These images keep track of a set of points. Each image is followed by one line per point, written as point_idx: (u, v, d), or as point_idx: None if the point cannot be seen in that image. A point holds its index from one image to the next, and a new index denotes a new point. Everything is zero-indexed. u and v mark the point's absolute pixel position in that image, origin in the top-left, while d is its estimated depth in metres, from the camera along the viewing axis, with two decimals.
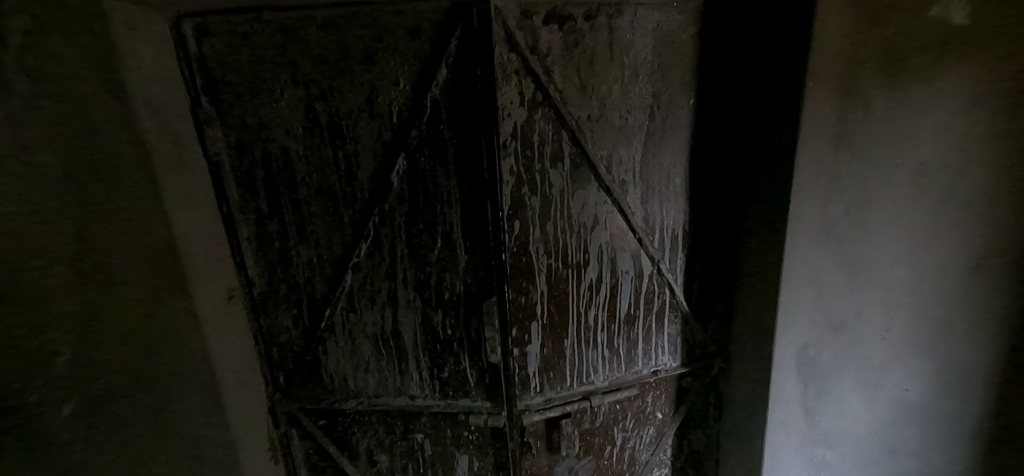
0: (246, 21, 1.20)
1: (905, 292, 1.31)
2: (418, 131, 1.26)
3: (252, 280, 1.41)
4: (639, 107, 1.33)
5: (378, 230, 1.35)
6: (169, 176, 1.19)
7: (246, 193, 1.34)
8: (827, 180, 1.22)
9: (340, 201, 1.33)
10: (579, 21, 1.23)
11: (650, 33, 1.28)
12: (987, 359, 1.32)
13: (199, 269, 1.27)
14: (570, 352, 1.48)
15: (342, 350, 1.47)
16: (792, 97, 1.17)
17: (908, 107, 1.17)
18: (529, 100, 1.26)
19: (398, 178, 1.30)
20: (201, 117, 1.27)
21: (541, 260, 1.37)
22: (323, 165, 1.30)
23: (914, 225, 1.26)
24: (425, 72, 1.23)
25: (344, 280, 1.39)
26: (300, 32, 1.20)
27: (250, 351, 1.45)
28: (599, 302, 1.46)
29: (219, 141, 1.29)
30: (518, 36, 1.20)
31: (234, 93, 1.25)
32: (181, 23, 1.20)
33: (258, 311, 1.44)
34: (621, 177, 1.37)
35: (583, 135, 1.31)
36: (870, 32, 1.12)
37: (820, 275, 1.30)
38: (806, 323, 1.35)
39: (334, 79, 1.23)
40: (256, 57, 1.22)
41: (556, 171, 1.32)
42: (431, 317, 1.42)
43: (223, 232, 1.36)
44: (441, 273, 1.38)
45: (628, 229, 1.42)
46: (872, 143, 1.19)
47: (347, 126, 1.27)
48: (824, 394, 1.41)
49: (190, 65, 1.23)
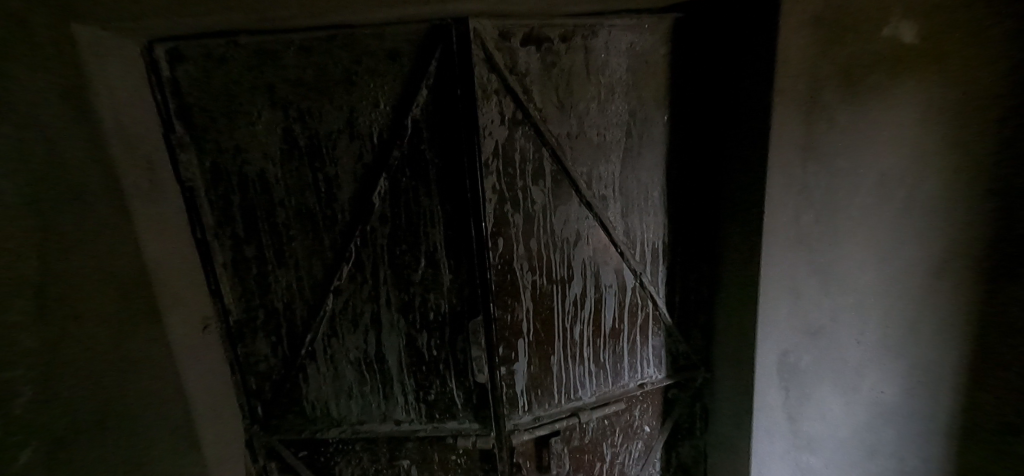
0: (221, 44, 1.18)
1: (876, 296, 1.36)
2: (399, 151, 1.26)
3: (228, 307, 1.36)
4: (616, 124, 1.36)
5: (360, 252, 1.33)
6: (143, 205, 1.16)
7: (221, 218, 1.30)
8: (798, 190, 1.26)
9: (320, 224, 1.31)
10: (556, 42, 1.27)
11: (624, 53, 1.32)
12: (954, 357, 1.38)
13: (173, 298, 1.23)
14: (557, 369, 1.48)
15: (324, 377, 1.43)
16: (761, 112, 1.22)
17: (870, 120, 1.23)
18: (509, 119, 1.27)
19: (380, 199, 1.29)
20: (174, 141, 1.23)
21: (525, 276, 1.37)
22: (302, 188, 1.28)
23: (881, 232, 1.31)
24: (406, 93, 1.23)
25: (326, 305, 1.36)
26: (278, 55, 1.19)
27: (226, 383, 1.39)
28: (585, 317, 1.47)
29: (192, 166, 1.25)
30: (497, 57, 1.23)
31: (209, 118, 1.23)
32: (153, 48, 1.17)
33: (234, 340, 1.39)
34: (601, 193, 1.39)
35: (563, 153, 1.33)
36: (833, 50, 1.17)
37: (796, 283, 1.34)
38: (786, 330, 1.38)
39: (313, 101, 1.23)
40: (233, 81, 1.21)
41: (538, 188, 1.34)
42: (416, 339, 1.40)
43: (198, 260, 1.31)
44: (426, 293, 1.36)
45: (610, 244, 1.44)
46: (839, 154, 1.25)
47: (327, 148, 1.26)
48: (806, 400, 1.44)
49: (162, 89, 1.20)
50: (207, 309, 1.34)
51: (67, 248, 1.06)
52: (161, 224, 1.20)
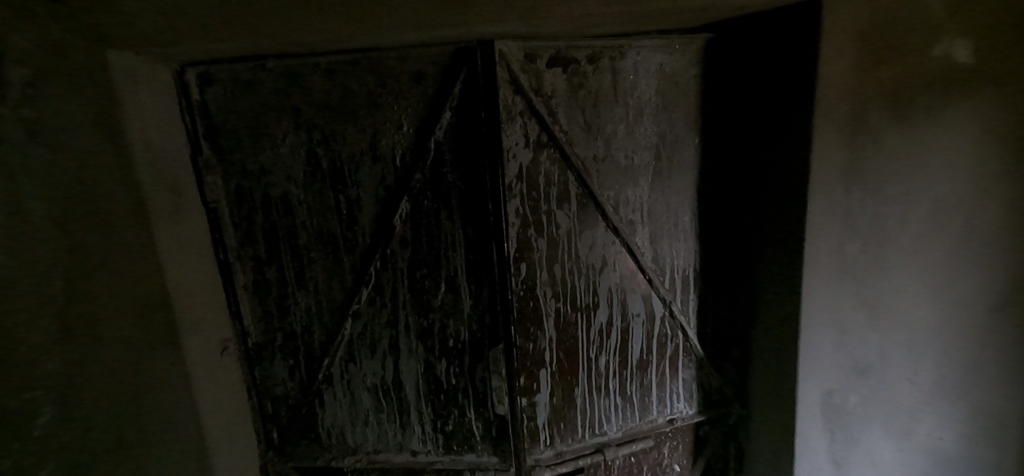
0: (249, 69, 1.19)
1: (929, 333, 1.26)
2: (422, 174, 1.24)
3: (247, 329, 1.34)
4: (645, 147, 1.31)
5: (380, 275, 1.31)
6: (165, 225, 1.12)
7: (244, 240, 1.29)
8: (842, 217, 1.18)
9: (341, 247, 1.30)
10: (583, 63, 1.24)
11: (653, 74, 1.28)
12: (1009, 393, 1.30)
13: (193, 320, 1.19)
14: (581, 402, 1.41)
15: (340, 403, 1.39)
16: (800, 135, 1.15)
17: (920, 144, 1.15)
18: (534, 142, 1.24)
19: (401, 221, 1.27)
20: (201, 163, 1.23)
21: (549, 303, 1.32)
22: (324, 210, 1.28)
23: (934, 263, 1.22)
24: (429, 115, 1.22)
25: (344, 329, 1.34)
26: (303, 79, 1.20)
27: (243, 407, 1.36)
28: (610, 347, 1.40)
29: (217, 188, 1.26)
30: (522, 78, 1.20)
31: (236, 140, 1.24)
32: (185, 72, 1.19)
33: (252, 363, 1.37)
34: (629, 217, 1.34)
35: (590, 176, 1.29)
36: (880, 71, 1.10)
37: (841, 317, 1.24)
38: (831, 368, 1.28)
39: (337, 123, 1.22)
40: (259, 104, 1.21)
41: (563, 211, 1.29)
42: (434, 366, 1.35)
43: (220, 281, 1.30)
44: (445, 319, 1.32)
45: (638, 270, 1.37)
46: (886, 180, 1.16)
47: (350, 170, 1.25)
48: (853, 444, 1.32)
49: (192, 113, 1.22)
50: (227, 331, 1.32)
51: (92, 269, 1.05)
52: (183, 245, 1.17)
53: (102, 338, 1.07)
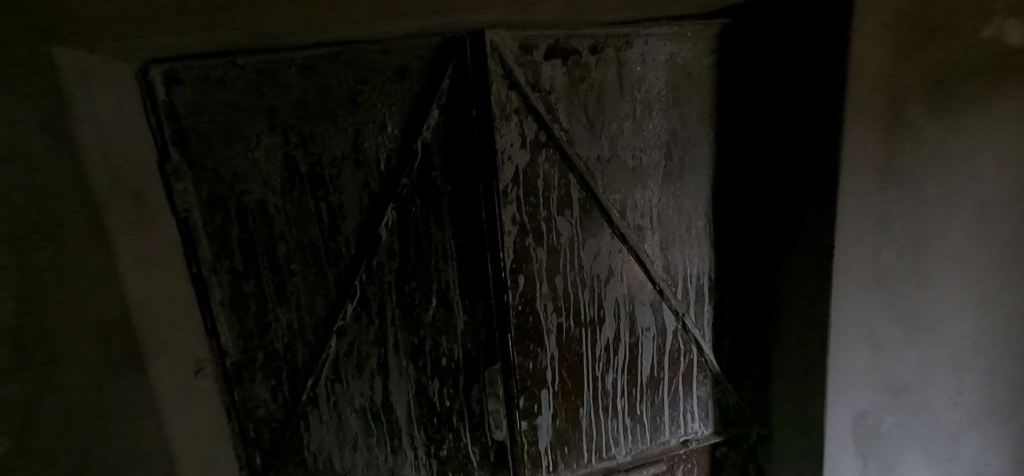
0: (218, 65, 1.08)
1: (972, 349, 1.15)
2: (408, 178, 1.13)
3: (225, 348, 1.23)
4: (654, 146, 1.20)
5: (366, 289, 1.20)
6: (125, 239, 1.02)
7: (219, 251, 1.18)
8: (876, 221, 1.05)
9: (323, 258, 1.19)
10: (585, 54, 1.12)
11: (663, 65, 1.16)
12: None
13: (161, 343, 1.08)
14: (586, 424, 1.30)
15: (326, 426, 1.29)
16: (826, 130, 1.02)
17: (964, 139, 1.03)
18: (531, 142, 1.13)
19: (387, 231, 1.16)
20: (168, 170, 1.12)
21: (550, 319, 1.21)
22: (304, 219, 1.17)
23: (977, 272, 1.11)
24: (415, 114, 1.11)
25: (328, 347, 1.24)
26: (277, 76, 1.09)
27: (222, 432, 1.25)
28: (618, 365, 1.28)
29: (189, 195, 1.14)
30: (517, 72, 1.09)
31: (207, 144, 1.12)
32: (148, 70, 1.07)
33: (231, 384, 1.25)
34: (637, 222, 1.22)
35: (594, 179, 1.17)
36: (922, 56, 0.98)
37: (876, 333, 1.12)
38: (864, 388, 1.15)
39: (315, 124, 1.11)
40: (232, 105, 1.11)
41: (564, 218, 1.18)
42: (426, 387, 1.24)
43: (193, 296, 1.19)
44: (437, 337, 1.21)
45: (648, 280, 1.26)
46: (926, 180, 1.04)
47: (331, 175, 1.14)
48: (888, 471, 1.20)
49: (157, 115, 1.10)
50: (202, 350, 1.20)
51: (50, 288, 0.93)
52: (146, 259, 1.06)
53: (60, 362, 0.95)
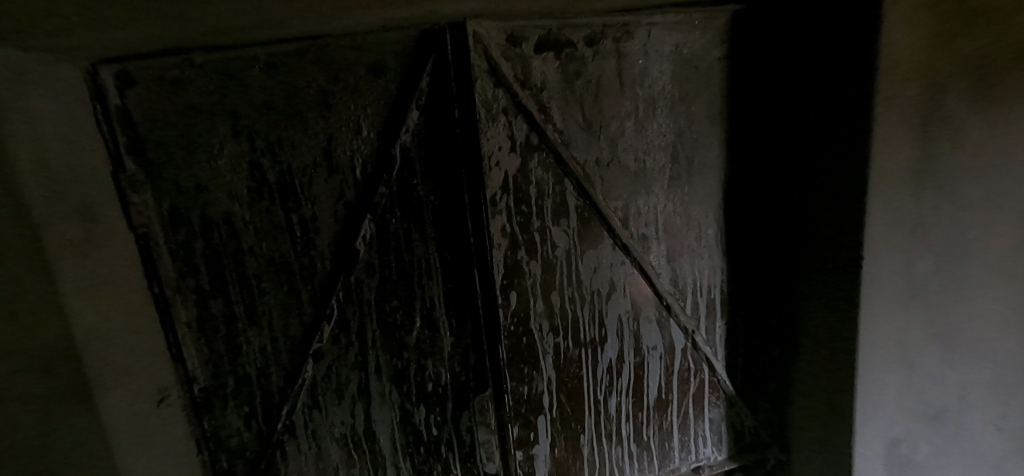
0: (174, 65, 0.98)
1: (1013, 367, 1.05)
2: (386, 187, 1.02)
3: (193, 374, 1.13)
4: (658, 147, 1.09)
5: (343, 308, 1.09)
6: (68, 259, 0.91)
7: (184, 269, 1.07)
8: (909, 229, 0.93)
9: (297, 275, 1.09)
10: (580, 47, 1.01)
11: (667, 58, 1.05)
12: None
13: (112, 373, 0.98)
14: (588, 452, 1.20)
15: (305, 457, 1.19)
16: (853, 128, 0.90)
17: (1008, 135, 0.92)
18: (522, 145, 1.02)
19: (364, 245, 1.05)
20: (124, 181, 1.01)
21: (545, 339, 1.11)
22: (274, 233, 1.06)
23: (1018, 283, 1.01)
24: (393, 117, 1.00)
25: (304, 371, 1.13)
26: (240, 76, 0.98)
27: (191, 466, 1.15)
28: (622, 387, 1.18)
29: (148, 208, 1.03)
30: (504, 67, 0.98)
31: (165, 152, 1.01)
32: (98, 71, 0.97)
33: (200, 413, 1.15)
34: (640, 231, 1.12)
35: (592, 185, 1.07)
36: (964, 41, 0.86)
37: (911, 353, 1.00)
38: (898, 414, 1.04)
39: (283, 129, 1.00)
40: (190, 108, 0.99)
41: (560, 228, 1.07)
42: (412, 415, 1.14)
43: (157, 320, 1.08)
44: (422, 360, 1.11)
45: (653, 295, 1.15)
46: (966, 182, 0.93)
47: (302, 185, 1.03)
48: None
49: (110, 121, 0.99)
50: (166, 377, 1.10)
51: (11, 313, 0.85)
52: (95, 282, 0.96)
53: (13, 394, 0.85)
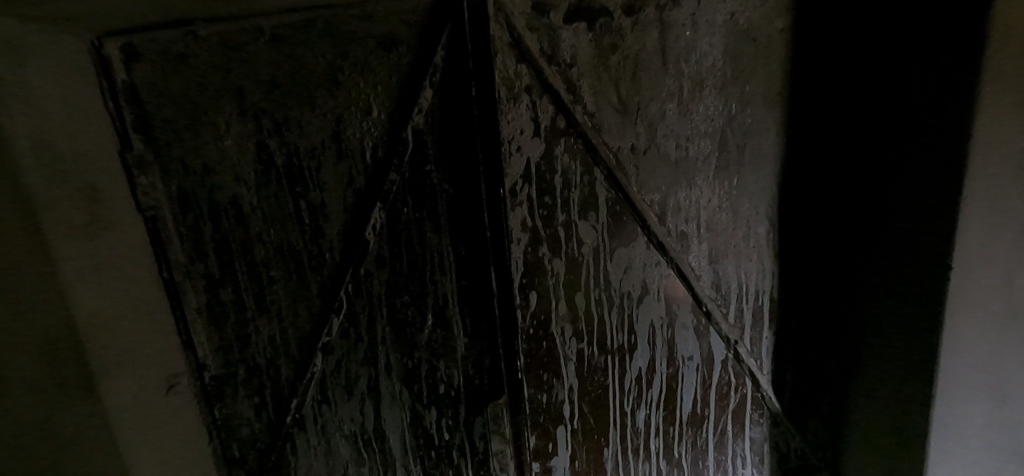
0: (178, 38, 0.89)
1: None
2: (397, 173, 0.94)
3: (203, 360, 1.09)
4: (704, 134, 0.95)
5: (353, 301, 1.03)
6: (70, 245, 0.87)
7: (194, 252, 1.02)
8: (1010, 238, 0.77)
9: (306, 265, 1.03)
10: (618, 16, 0.88)
11: (721, 29, 0.90)
12: None
13: (115, 362, 0.94)
14: (611, 466, 1.12)
15: (315, 452, 1.15)
16: (936, 115, 0.75)
17: None
18: (547, 129, 0.91)
19: (375, 235, 0.98)
20: (131, 160, 0.95)
21: (568, 344, 1.02)
22: (282, 219, 1.00)
23: None
24: (406, 96, 0.91)
25: (313, 365, 1.08)
26: (245, 50, 0.90)
27: (203, 454, 1.13)
28: (651, 400, 1.08)
29: (156, 191, 0.97)
30: (528, 40, 0.87)
31: (173, 128, 0.95)
32: (102, 45, 0.88)
33: (212, 400, 1.11)
34: (679, 229, 0.99)
35: (626, 176, 0.95)
36: None
37: (1004, 383, 0.85)
38: (981, 451, 0.89)
39: (290, 109, 0.93)
40: (195, 85, 0.92)
41: (588, 222, 0.96)
42: (423, 417, 1.09)
43: (167, 307, 1.04)
44: (434, 360, 1.05)
45: (692, 299, 1.03)
46: None
47: (310, 169, 0.96)
48: None
49: (116, 97, 0.91)
50: (176, 364, 1.07)
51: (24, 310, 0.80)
52: (98, 267, 0.92)
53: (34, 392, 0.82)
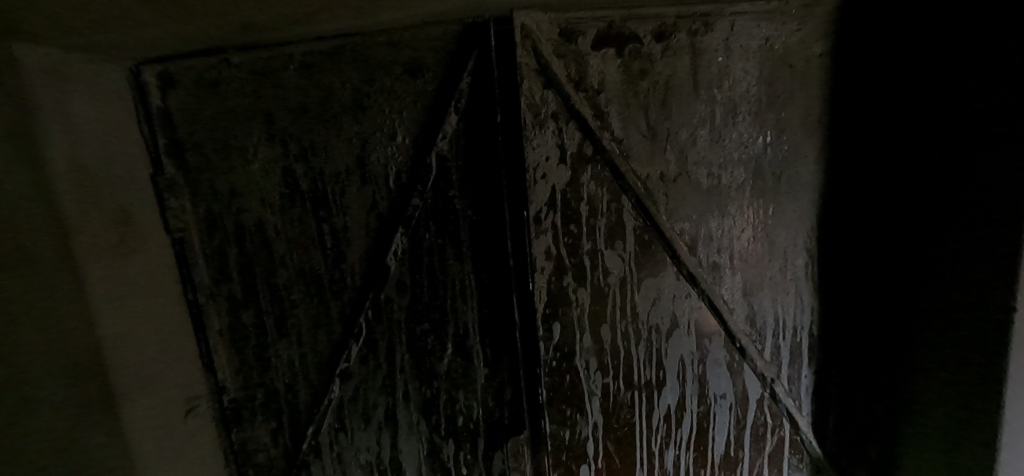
0: (212, 65, 0.93)
1: None
2: (420, 199, 0.93)
3: (223, 383, 1.08)
4: (738, 161, 0.92)
5: (372, 327, 1.01)
6: (98, 266, 0.87)
7: (218, 276, 1.03)
8: None
9: (327, 289, 1.02)
10: (647, 42, 0.87)
11: (755, 54, 0.88)
12: None
13: (139, 384, 0.94)
14: None
15: None
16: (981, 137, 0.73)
17: None
18: (573, 155, 0.89)
19: (396, 260, 0.96)
20: (162, 184, 0.98)
21: (593, 378, 0.98)
22: (305, 242, 1.00)
23: None
24: (431, 121, 0.91)
25: (331, 391, 1.06)
26: (275, 76, 0.92)
27: None
28: (681, 439, 1.03)
29: (186, 214, 1.00)
30: (556, 66, 0.86)
31: (203, 155, 0.97)
32: (141, 71, 0.94)
33: (229, 425, 1.11)
34: (712, 260, 0.95)
35: (655, 203, 0.92)
36: None
37: None
38: None
39: (316, 133, 0.94)
40: (226, 110, 0.95)
41: (615, 251, 0.93)
42: (441, 449, 1.06)
43: (190, 328, 1.05)
44: (453, 391, 1.02)
45: (725, 334, 0.98)
46: None
47: (334, 193, 0.96)
48: None
49: (151, 122, 0.96)
50: (196, 386, 1.06)
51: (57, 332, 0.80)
52: (127, 289, 0.92)
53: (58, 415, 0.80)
